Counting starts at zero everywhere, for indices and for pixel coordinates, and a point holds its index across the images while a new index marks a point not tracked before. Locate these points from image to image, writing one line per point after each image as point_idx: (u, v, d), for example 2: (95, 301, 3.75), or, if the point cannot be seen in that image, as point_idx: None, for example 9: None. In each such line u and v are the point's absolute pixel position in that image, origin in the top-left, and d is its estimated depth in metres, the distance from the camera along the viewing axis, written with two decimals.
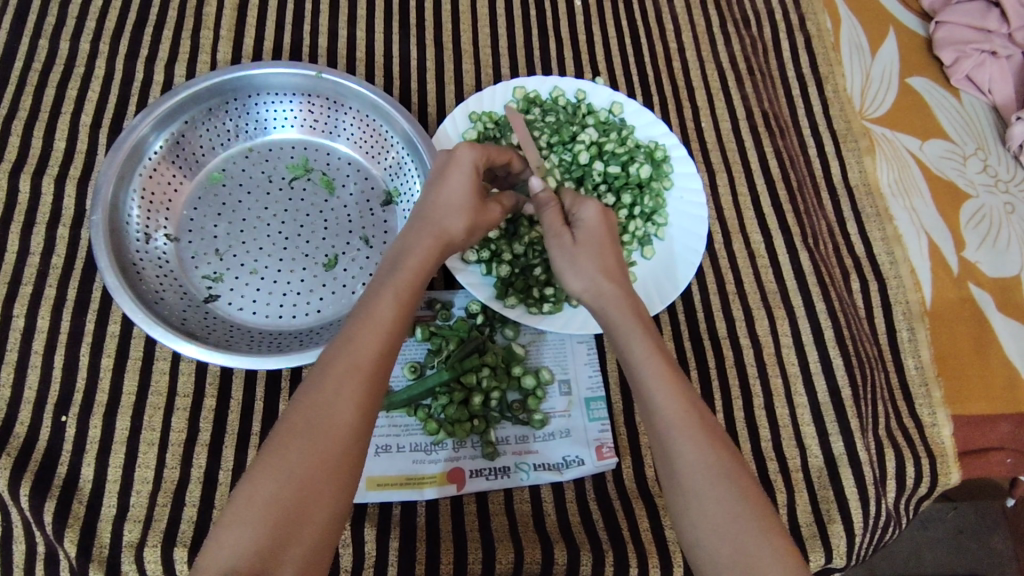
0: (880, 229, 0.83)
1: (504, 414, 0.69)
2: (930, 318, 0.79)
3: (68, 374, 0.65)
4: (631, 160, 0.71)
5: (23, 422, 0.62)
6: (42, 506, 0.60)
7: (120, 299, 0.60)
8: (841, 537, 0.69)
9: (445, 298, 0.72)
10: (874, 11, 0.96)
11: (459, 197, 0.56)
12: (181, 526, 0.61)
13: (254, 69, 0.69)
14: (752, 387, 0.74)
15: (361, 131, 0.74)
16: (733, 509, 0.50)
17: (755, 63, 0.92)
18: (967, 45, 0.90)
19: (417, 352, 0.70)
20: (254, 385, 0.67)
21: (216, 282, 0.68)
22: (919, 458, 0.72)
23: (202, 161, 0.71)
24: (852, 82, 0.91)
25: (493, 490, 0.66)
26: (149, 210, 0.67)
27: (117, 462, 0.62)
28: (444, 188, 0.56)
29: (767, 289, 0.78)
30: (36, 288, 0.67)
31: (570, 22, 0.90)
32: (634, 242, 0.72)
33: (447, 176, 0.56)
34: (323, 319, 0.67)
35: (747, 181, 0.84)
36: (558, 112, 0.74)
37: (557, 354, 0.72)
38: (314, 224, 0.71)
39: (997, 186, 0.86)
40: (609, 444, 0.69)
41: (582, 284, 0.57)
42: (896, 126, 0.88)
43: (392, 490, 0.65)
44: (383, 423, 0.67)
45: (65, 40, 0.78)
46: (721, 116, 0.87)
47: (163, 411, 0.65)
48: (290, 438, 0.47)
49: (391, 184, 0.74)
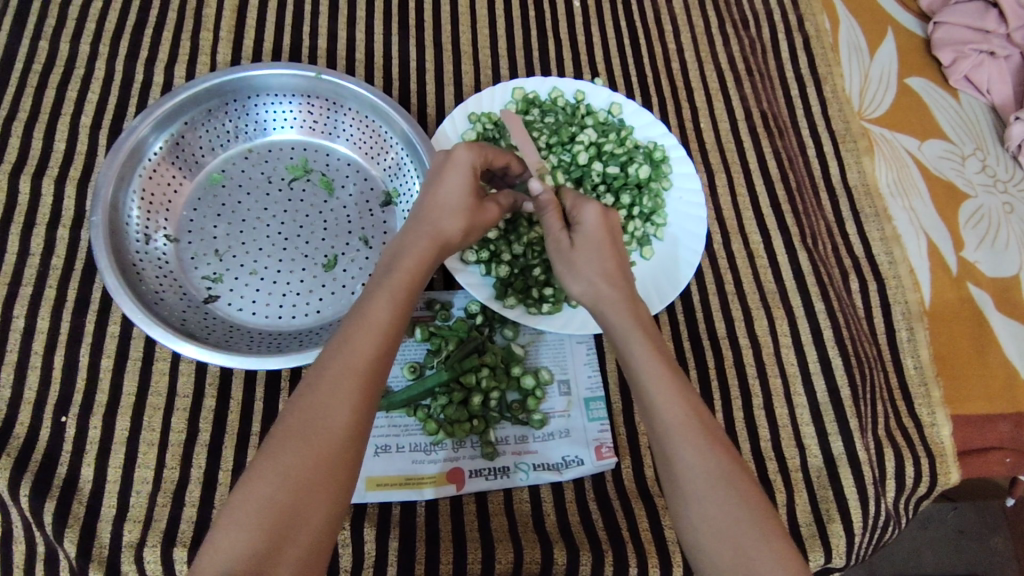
0: (879, 229, 0.83)
1: (504, 415, 0.69)
2: (930, 317, 0.79)
3: (68, 374, 0.65)
4: (630, 161, 0.71)
5: (23, 422, 0.62)
6: (42, 506, 0.60)
7: (120, 300, 0.60)
8: (841, 536, 0.69)
9: (444, 299, 0.72)
10: (873, 11, 0.96)
11: (456, 198, 0.56)
12: (181, 526, 0.61)
13: (254, 70, 0.70)
14: (752, 386, 0.74)
15: (360, 132, 0.75)
16: (734, 512, 0.50)
17: (754, 63, 0.92)
18: (965, 45, 0.90)
19: (416, 352, 0.70)
20: (254, 385, 0.67)
21: (216, 282, 0.68)
22: (919, 457, 0.72)
23: (202, 161, 0.72)
24: (851, 82, 0.91)
25: (492, 490, 0.66)
26: (149, 210, 0.67)
27: (117, 462, 0.62)
28: (441, 189, 0.56)
29: (766, 289, 0.79)
30: (36, 289, 0.67)
31: (570, 23, 0.90)
32: (633, 242, 0.72)
33: (443, 178, 0.56)
34: (323, 319, 0.68)
35: (746, 181, 0.84)
36: (557, 112, 0.74)
37: (556, 354, 0.72)
38: (314, 225, 0.72)
39: (996, 185, 0.86)
40: (609, 444, 0.69)
41: (581, 287, 0.57)
42: (895, 126, 0.89)
43: (391, 490, 0.65)
44: (383, 423, 0.67)
45: (66, 41, 0.78)
46: (720, 117, 0.87)
47: (163, 411, 0.65)
48: (284, 441, 0.47)
49: (391, 184, 0.74)
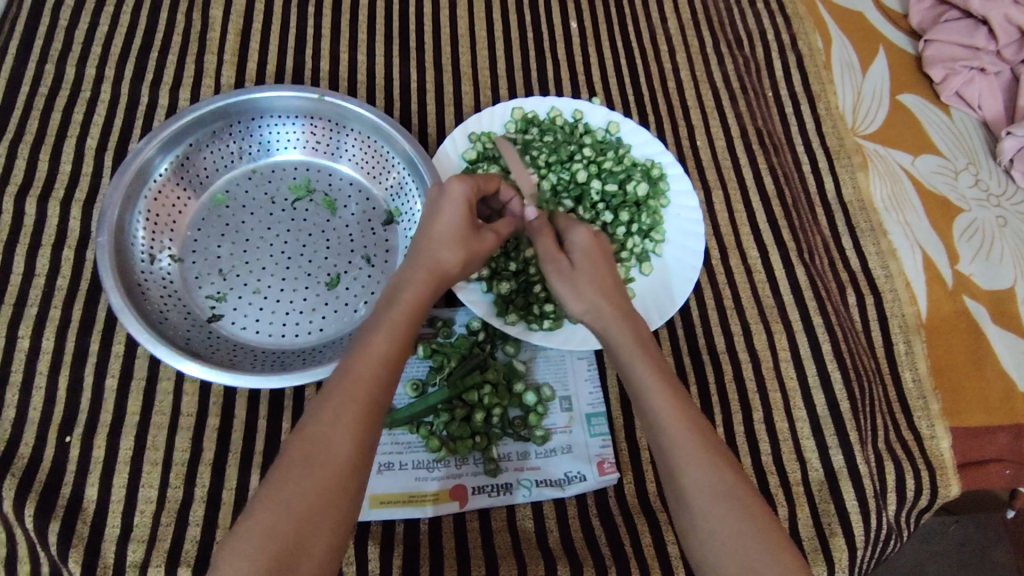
0: (875, 243, 0.84)
1: (505, 432, 0.68)
2: (926, 331, 0.80)
3: (73, 395, 0.65)
4: (628, 179, 0.72)
5: (28, 442, 0.63)
6: (46, 526, 0.60)
7: (125, 319, 0.60)
8: (843, 550, 0.69)
9: (445, 316, 0.72)
10: (864, 30, 0.98)
11: (451, 232, 0.56)
12: (184, 546, 0.61)
13: (258, 92, 0.71)
14: (752, 401, 0.74)
15: (363, 152, 0.76)
16: (738, 524, 0.50)
17: (749, 82, 0.93)
18: (955, 62, 0.92)
19: (419, 369, 0.71)
20: (257, 405, 0.67)
21: (220, 301, 0.68)
22: (919, 469, 0.73)
23: (206, 183, 0.72)
24: (844, 99, 0.93)
25: (495, 507, 0.67)
26: (154, 231, 0.68)
27: (121, 482, 0.62)
28: (438, 223, 0.57)
29: (765, 304, 0.79)
30: (42, 309, 0.68)
31: (567, 45, 0.92)
32: (632, 259, 0.73)
33: (440, 212, 0.57)
34: (325, 337, 0.68)
35: (743, 198, 0.85)
36: (555, 131, 0.75)
37: (557, 371, 0.73)
38: (317, 244, 0.72)
39: (989, 200, 0.87)
40: (610, 460, 0.69)
41: (582, 306, 0.58)
42: (888, 142, 0.90)
43: (394, 507, 0.65)
44: (386, 441, 0.67)
45: (71, 65, 0.80)
46: (716, 135, 0.89)
47: (166, 431, 0.65)
48: (288, 472, 0.48)
49: (392, 204, 0.75)
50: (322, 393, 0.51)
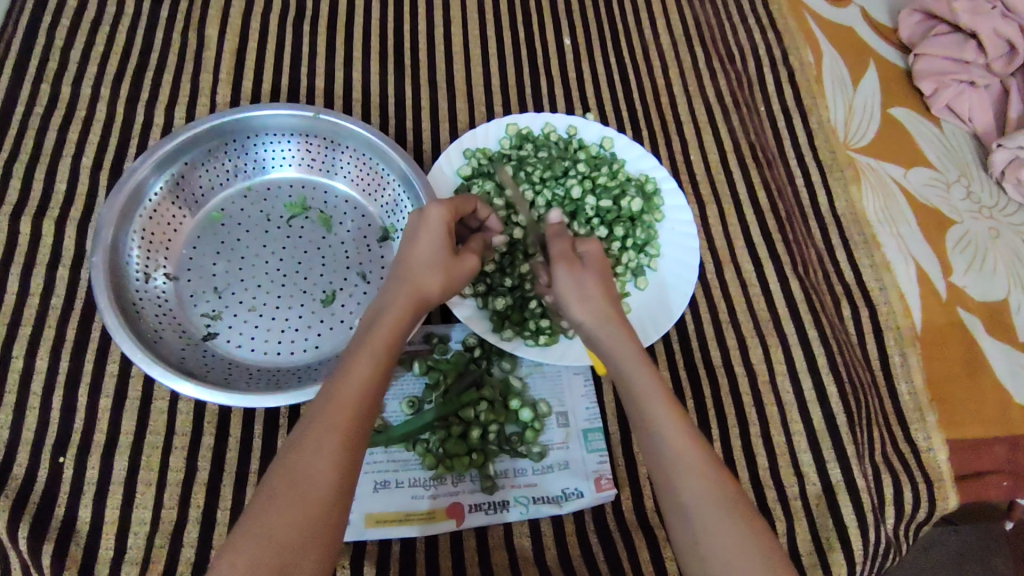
0: (869, 256, 0.84)
1: (502, 448, 0.68)
2: (921, 344, 0.80)
3: (67, 416, 0.65)
4: (622, 195, 0.73)
5: (22, 463, 0.62)
6: (39, 549, 0.59)
7: (120, 338, 0.60)
8: (841, 564, 0.69)
9: (441, 333, 0.73)
10: (854, 45, 0.99)
11: (431, 255, 0.57)
12: (179, 567, 0.61)
13: (254, 111, 0.71)
14: (749, 415, 0.74)
15: (357, 170, 0.76)
16: (738, 538, 0.50)
17: (741, 96, 0.94)
18: (944, 76, 0.93)
19: (414, 386, 0.71)
20: (251, 424, 0.67)
21: (215, 320, 0.68)
22: (917, 482, 0.72)
23: (201, 201, 0.73)
24: (836, 114, 0.94)
25: (492, 525, 0.66)
26: (149, 250, 0.68)
27: (114, 503, 0.62)
28: (417, 248, 0.57)
29: (760, 317, 0.79)
30: (35, 329, 0.68)
31: (561, 62, 0.93)
32: (627, 274, 0.73)
33: (419, 237, 0.57)
34: (320, 355, 0.68)
35: (736, 212, 0.85)
36: (550, 147, 0.76)
37: (554, 386, 0.73)
38: (312, 261, 0.72)
39: (981, 212, 0.88)
40: (607, 475, 0.69)
41: (589, 310, 0.57)
42: (880, 155, 0.91)
43: (391, 526, 0.64)
44: (383, 459, 0.67)
45: (67, 84, 0.80)
46: (709, 149, 0.89)
47: (160, 451, 0.65)
48: (270, 501, 0.48)
49: (387, 221, 0.75)
50: (306, 418, 0.51)
